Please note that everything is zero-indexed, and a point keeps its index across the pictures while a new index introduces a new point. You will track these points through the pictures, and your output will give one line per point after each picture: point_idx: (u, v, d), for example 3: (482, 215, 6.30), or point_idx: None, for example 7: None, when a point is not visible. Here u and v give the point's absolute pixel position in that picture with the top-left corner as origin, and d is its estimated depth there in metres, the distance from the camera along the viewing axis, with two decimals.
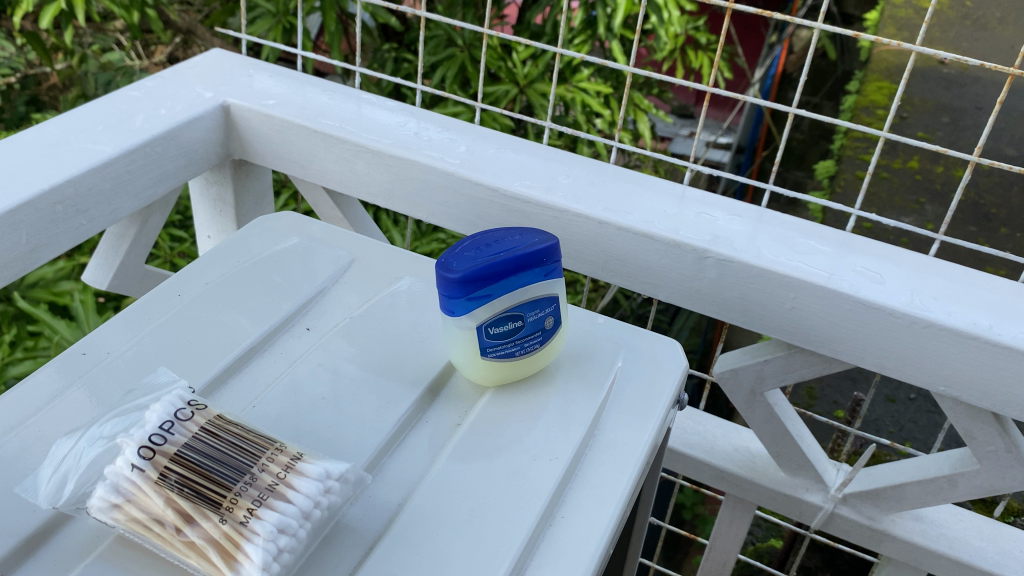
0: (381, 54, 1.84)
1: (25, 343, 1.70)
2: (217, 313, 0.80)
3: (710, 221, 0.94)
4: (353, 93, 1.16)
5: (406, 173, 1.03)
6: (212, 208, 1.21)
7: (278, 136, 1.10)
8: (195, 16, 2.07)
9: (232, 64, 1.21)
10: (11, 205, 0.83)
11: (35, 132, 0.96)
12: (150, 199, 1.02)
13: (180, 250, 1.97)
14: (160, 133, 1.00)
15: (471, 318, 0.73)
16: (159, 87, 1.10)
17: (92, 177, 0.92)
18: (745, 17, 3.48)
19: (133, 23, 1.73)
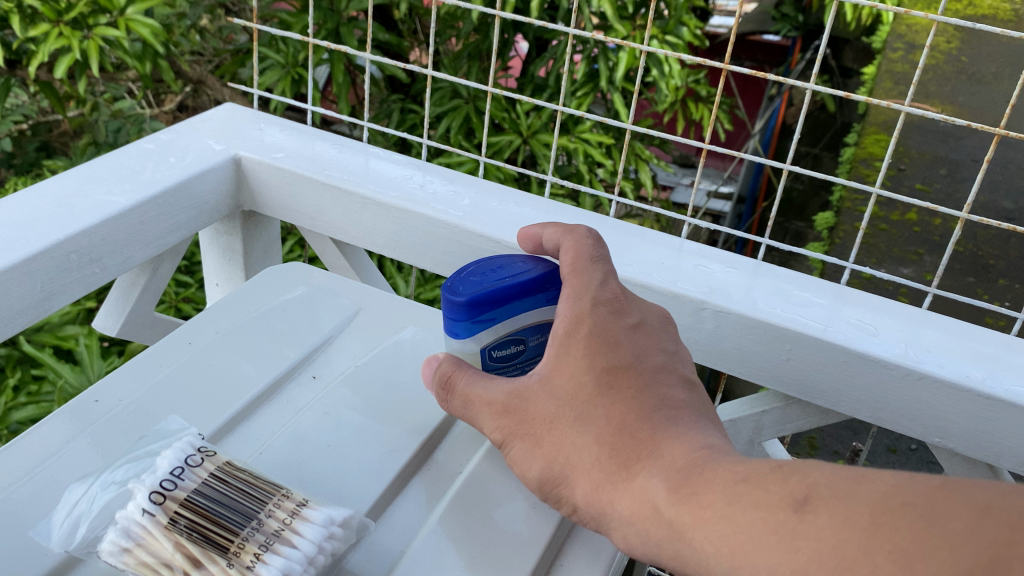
0: (388, 104, 1.87)
1: (29, 387, 1.70)
2: (224, 361, 0.80)
3: (708, 273, 0.95)
4: (359, 147, 1.19)
5: (411, 224, 1.05)
6: (219, 257, 1.21)
7: (287, 188, 1.12)
8: (206, 67, 2.12)
9: (243, 118, 1.23)
10: (28, 254, 0.84)
11: (51, 183, 0.97)
12: (161, 248, 1.03)
13: (184, 296, 1.98)
14: (174, 184, 1.02)
15: (474, 341, 0.73)
16: (172, 139, 1.12)
17: (106, 228, 0.93)
18: (746, 70, 3.54)
19: (145, 72, 1.78)
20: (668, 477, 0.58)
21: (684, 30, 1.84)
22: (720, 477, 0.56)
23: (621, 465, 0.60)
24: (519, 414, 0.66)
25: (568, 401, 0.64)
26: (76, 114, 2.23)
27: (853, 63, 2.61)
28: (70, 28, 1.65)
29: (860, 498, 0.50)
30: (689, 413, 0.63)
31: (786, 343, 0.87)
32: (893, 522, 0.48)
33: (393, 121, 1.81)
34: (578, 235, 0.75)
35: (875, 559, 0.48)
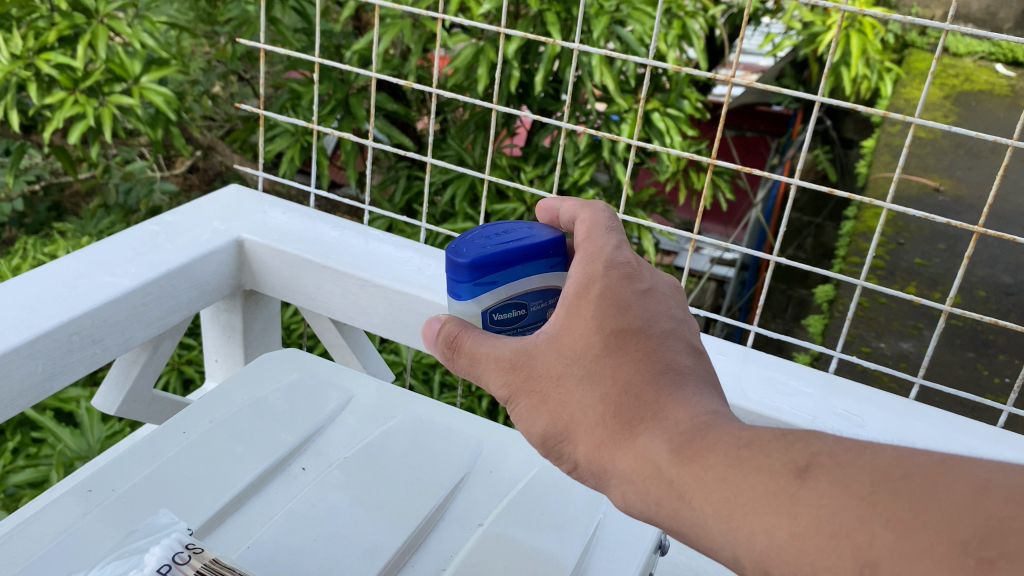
0: (395, 170, 1.90)
1: (29, 449, 1.68)
2: (216, 451, 0.80)
3: None
4: (360, 228, 1.20)
5: (407, 306, 1.05)
6: (220, 333, 1.21)
7: (287, 269, 1.13)
8: (217, 132, 2.16)
9: (247, 200, 1.25)
10: (31, 336, 0.85)
11: (57, 266, 0.99)
12: (162, 327, 1.04)
13: (188, 358, 1.98)
14: (176, 267, 1.03)
15: (476, 304, 0.67)
16: (177, 221, 1.14)
17: (108, 310, 0.94)
18: (746, 140, 3.60)
19: (157, 139, 1.82)
20: (671, 437, 0.51)
21: (685, 103, 1.88)
22: (723, 439, 0.49)
23: (623, 424, 0.53)
24: (522, 369, 0.59)
25: (572, 358, 0.57)
26: (89, 177, 2.26)
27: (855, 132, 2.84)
28: (86, 96, 1.69)
29: (862, 467, 0.43)
30: (701, 376, 0.55)
31: None
32: (893, 495, 0.41)
33: (400, 188, 1.84)
34: (598, 209, 0.67)
35: (873, 532, 0.41)
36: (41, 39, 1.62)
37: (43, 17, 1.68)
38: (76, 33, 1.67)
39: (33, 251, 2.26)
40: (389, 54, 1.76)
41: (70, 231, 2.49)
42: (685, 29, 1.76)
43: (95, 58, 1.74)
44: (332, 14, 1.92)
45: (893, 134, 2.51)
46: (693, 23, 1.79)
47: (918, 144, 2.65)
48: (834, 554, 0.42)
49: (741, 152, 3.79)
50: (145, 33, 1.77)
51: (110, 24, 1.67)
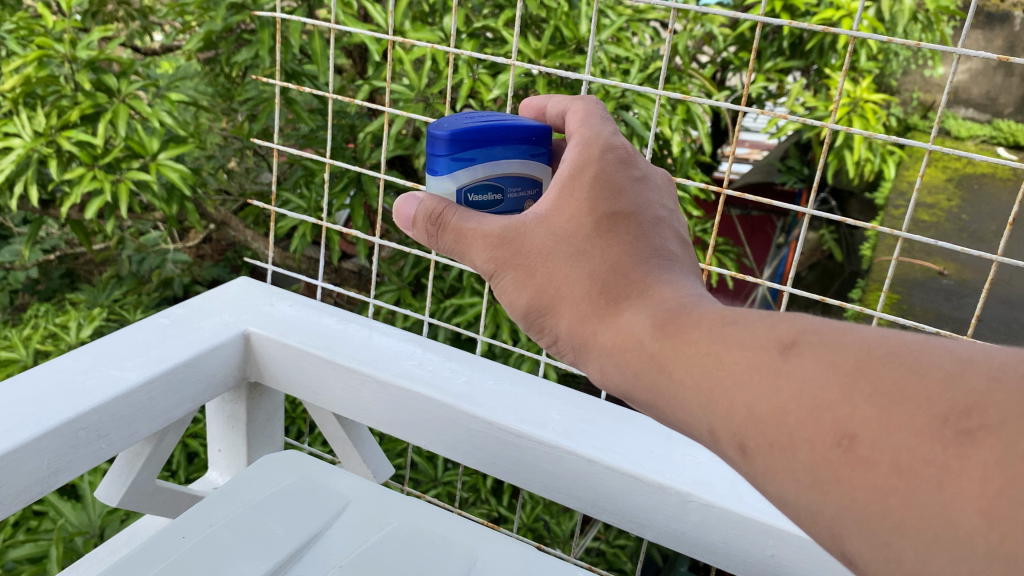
0: (405, 244, 1.93)
1: (29, 523, 1.67)
2: (210, 560, 0.78)
3: (695, 462, 0.96)
4: (364, 320, 1.20)
5: (407, 402, 1.05)
6: (224, 423, 1.20)
7: (291, 362, 1.13)
8: (231, 207, 2.21)
9: (255, 292, 1.26)
10: (38, 432, 0.86)
11: (67, 358, 1.00)
12: (167, 421, 1.03)
13: (193, 431, 1.97)
14: (182, 362, 1.03)
15: (452, 180, 0.69)
16: (187, 313, 1.15)
17: (115, 405, 0.94)
18: (752, 220, 3.65)
19: (173, 214, 1.85)
20: (655, 314, 0.52)
21: (690, 184, 1.90)
22: (709, 317, 0.50)
23: (608, 301, 0.54)
24: (511, 244, 0.60)
25: (561, 236, 0.58)
26: (105, 247, 2.30)
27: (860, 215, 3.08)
28: (105, 171, 1.71)
29: (846, 346, 0.42)
30: (685, 268, 0.56)
31: (771, 539, 0.89)
32: (874, 371, 0.40)
33: (409, 261, 1.87)
34: (588, 103, 0.70)
35: (855, 405, 0.40)
36: (64, 118, 1.67)
37: (67, 97, 1.73)
38: (98, 112, 1.72)
39: (44, 322, 2.28)
40: (401, 133, 1.81)
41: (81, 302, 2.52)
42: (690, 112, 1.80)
43: (115, 136, 1.78)
44: (348, 92, 1.97)
45: (897, 216, 2.56)
46: (698, 106, 1.84)
47: (920, 229, 2.67)
48: (813, 427, 0.41)
49: (746, 231, 3.83)
50: (164, 112, 1.82)
51: (131, 104, 1.72)
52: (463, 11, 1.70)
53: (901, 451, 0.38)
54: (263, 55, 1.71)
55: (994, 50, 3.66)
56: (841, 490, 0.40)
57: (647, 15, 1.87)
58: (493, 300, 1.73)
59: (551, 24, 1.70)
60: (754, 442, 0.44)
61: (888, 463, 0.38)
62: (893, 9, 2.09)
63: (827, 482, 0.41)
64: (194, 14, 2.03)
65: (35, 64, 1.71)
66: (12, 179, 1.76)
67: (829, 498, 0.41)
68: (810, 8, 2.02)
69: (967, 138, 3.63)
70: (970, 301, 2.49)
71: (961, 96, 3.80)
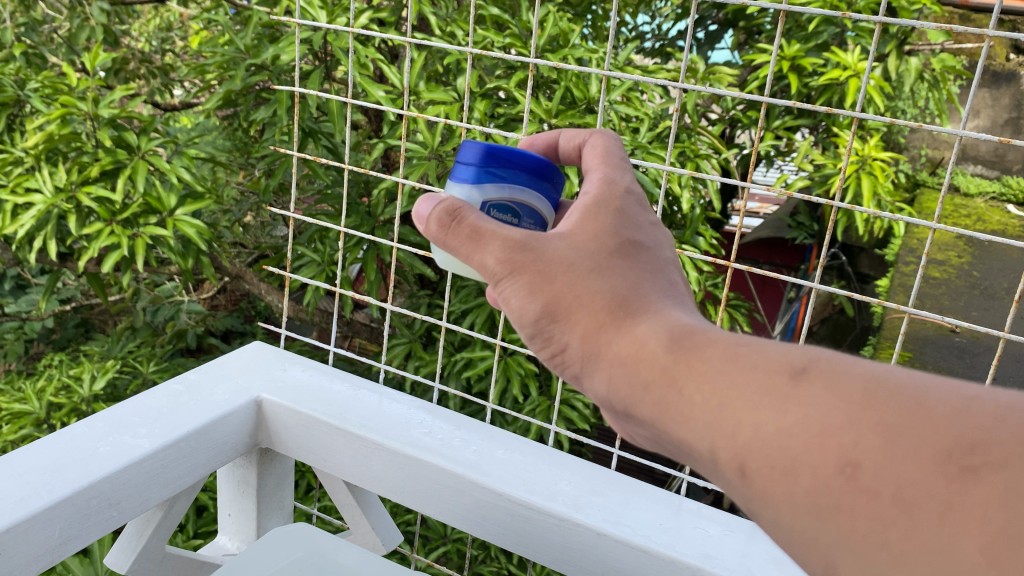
0: (417, 298, 1.94)
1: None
2: None
3: (705, 536, 0.96)
4: (375, 387, 1.21)
5: (415, 471, 1.04)
6: (233, 488, 1.19)
7: (302, 429, 1.13)
8: (246, 261, 2.24)
9: (269, 358, 1.27)
10: (50, 501, 0.86)
11: (82, 425, 1.00)
12: (178, 489, 1.03)
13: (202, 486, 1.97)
14: (195, 429, 1.03)
15: (479, 192, 0.73)
16: (200, 380, 1.15)
17: (127, 473, 0.94)
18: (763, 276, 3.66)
19: (189, 268, 1.87)
20: (672, 332, 0.53)
21: (700, 239, 1.90)
22: (723, 340, 0.51)
23: (625, 318, 0.56)
24: (530, 250, 0.60)
25: (583, 254, 0.59)
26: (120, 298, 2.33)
27: (870, 270, 3.14)
28: (122, 227, 1.72)
29: (858, 376, 0.43)
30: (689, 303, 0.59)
31: None
32: (883, 404, 0.41)
33: (419, 314, 1.88)
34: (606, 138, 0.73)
35: (861, 435, 0.40)
36: (84, 174, 1.69)
37: (87, 153, 1.76)
38: (118, 168, 1.75)
39: (57, 374, 2.29)
40: (415, 190, 1.83)
41: (93, 354, 2.53)
42: (699, 169, 1.83)
43: (133, 192, 1.81)
44: (363, 149, 2.00)
45: (908, 273, 2.56)
46: (708, 162, 1.86)
47: (931, 286, 2.67)
48: (818, 450, 0.41)
49: (758, 287, 3.84)
50: (183, 168, 1.85)
51: (150, 161, 1.75)
52: (476, 71, 1.74)
53: (905, 482, 0.38)
54: (282, 112, 1.75)
55: (1001, 109, 3.70)
56: (842, 520, 0.40)
57: (655, 74, 1.91)
58: (504, 355, 1.73)
59: (562, 83, 1.73)
60: (754, 464, 0.44)
61: (891, 494, 0.39)
62: (899, 68, 2.12)
63: (825, 510, 0.41)
64: (214, 73, 2.08)
65: (58, 121, 1.75)
66: (32, 233, 1.79)
67: (829, 530, 0.41)
68: (817, 68, 2.06)
69: (976, 195, 3.64)
70: (982, 359, 2.48)
71: (970, 152, 3.82)
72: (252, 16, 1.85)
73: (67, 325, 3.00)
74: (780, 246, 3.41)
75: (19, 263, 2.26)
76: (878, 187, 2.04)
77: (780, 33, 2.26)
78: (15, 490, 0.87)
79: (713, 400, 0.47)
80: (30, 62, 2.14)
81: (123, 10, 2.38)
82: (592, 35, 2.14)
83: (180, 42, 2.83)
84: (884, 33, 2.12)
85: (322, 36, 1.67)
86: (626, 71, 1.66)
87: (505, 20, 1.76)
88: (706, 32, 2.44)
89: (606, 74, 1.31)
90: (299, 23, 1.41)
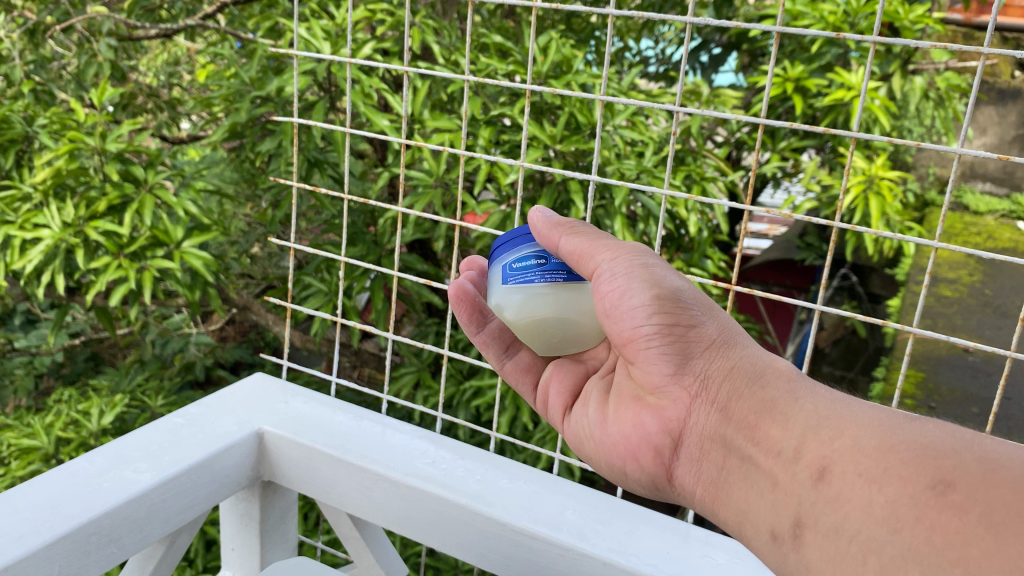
0: (425, 326, 1.94)
1: None
2: None
3: (713, 564, 0.94)
4: (377, 417, 1.20)
5: (419, 503, 1.03)
6: (237, 523, 1.17)
7: (304, 460, 1.12)
8: (253, 292, 2.24)
9: (271, 389, 1.26)
10: (50, 539, 0.85)
11: (83, 461, 0.99)
12: (180, 523, 1.02)
13: (211, 519, 1.95)
14: (197, 462, 1.03)
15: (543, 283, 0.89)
16: (201, 413, 1.15)
17: (128, 508, 0.93)
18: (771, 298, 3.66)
19: (197, 300, 1.86)
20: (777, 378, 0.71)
21: (708, 263, 1.88)
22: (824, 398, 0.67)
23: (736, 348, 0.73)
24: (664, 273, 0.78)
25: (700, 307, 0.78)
26: (127, 332, 2.32)
27: (881, 290, 3.19)
28: (129, 260, 1.72)
29: (955, 435, 0.56)
30: None
31: None
32: (962, 458, 0.54)
33: (427, 343, 1.88)
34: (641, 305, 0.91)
35: (957, 467, 0.53)
36: (92, 209, 1.70)
37: (94, 188, 1.76)
38: (125, 203, 1.75)
39: (66, 409, 2.28)
40: (421, 218, 1.83)
41: (103, 387, 2.52)
42: (705, 192, 1.82)
43: (141, 225, 1.81)
44: (369, 178, 2.01)
45: (917, 291, 2.55)
46: (714, 185, 1.86)
47: (942, 305, 2.66)
48: (924, 471, 0.54)
49: (768, 308, 3.85)
50: (190, 202, 1.85)
51: (158, 194, 1.75)
52: (480, 98, 1.74)
53: (996, 507, 0.50)
54: (288, 143, 1.75)
55: (1008, 127, 3.69)
56: (915, 529, 0.53)
57: (660, 99, 1.91)
58: (513, 384, 1.72)
59: (566, 109, 1.72)
60: (842, 468, 0.59)
61: (979, 515, 0.50)
62: (904, 88, 2.12)
63: (904, 518, 0.54)
64: (219, 106, 2.09)
65: (65, 156, 1.75)
66: (41, 268, 1.79)
67: (899, 535, 0.53)
68: (822, 88, 2.06)
69: (985, 213, 3.62)
70: (995, 380, 2.47)
71: (978, 170, 3.84)
72: (256, 49, 1.86)
73: (77, 359, 3.00)
74: (789, 266, 3.41)
75: (28, 299, 2.26)
76: (886, 206, 2.03)
77: (784, 55, 2.26)
78: (15, 528, 0.86)
79: (817, 418, 0.64)
80: (38, 98, 2.15)
81: (130, 46, 2.41)
82: (596, 59, 2.15)
83: (187, 76, 2.84)
84: (887, 53, 2.12)
85: (326, 67, 1.67)
86: (631, 97, 1.66)
87: (508, 47, 1.77)
88: (710, 56, 2.45)
89: (605, 100, 1.29)
90: (300, 54, 1.41)
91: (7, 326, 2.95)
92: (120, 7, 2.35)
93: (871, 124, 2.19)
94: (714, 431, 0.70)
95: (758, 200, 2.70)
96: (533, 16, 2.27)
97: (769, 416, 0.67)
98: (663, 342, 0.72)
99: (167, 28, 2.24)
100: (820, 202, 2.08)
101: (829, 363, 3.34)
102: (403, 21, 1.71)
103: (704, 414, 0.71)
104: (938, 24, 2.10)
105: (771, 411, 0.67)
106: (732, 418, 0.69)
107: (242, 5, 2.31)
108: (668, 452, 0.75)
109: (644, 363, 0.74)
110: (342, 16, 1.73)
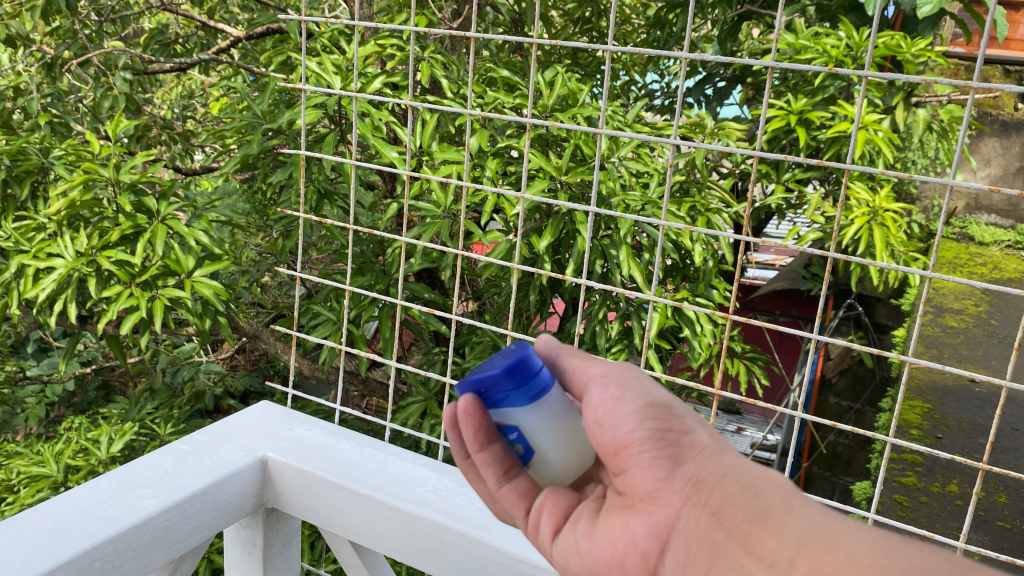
0: (431, 355, 1.95)
1: None
2: None
3: None
4: (379, 446, 1.20)
5: (420, 531, 1.04)
6: (240, 552, 1.17)
7: (307, 488, 1.13)
8: (261, 321, 2.26)
9: (275, 417, 1.27)
10: (53, 565, 0.85)
11: (89, 488, 1.00)
12: (183, 550, 1.02)
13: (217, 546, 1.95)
14: (199, 489, 1.03)
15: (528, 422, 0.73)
16: (207, 440, 1.15)
17: (130, 536, 0.93)
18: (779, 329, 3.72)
19: (205, 329, 1.88)
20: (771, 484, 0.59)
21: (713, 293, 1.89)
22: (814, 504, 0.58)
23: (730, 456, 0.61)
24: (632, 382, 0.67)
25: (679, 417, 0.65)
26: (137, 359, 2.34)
27: (888, 320, 3.23)
28: (140, 289, 1.72)
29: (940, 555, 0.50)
30: None
31: None
32: None
33: (435, 371, 1.89)
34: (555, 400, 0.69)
35: None
36: (105, 239, 1.72)
37: (108, 219, 1.79)
38: (137, 233, 1.77)
39: (76, 437, 2.29)
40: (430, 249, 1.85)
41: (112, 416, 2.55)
42: (709, 223, 1.84)
43: (153, 255, 1.83)
44: (378, 209, 2.03)
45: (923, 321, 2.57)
46: (719, 217, 1.88)
47: (947, 336, 2.66)
48: None
49: (774, 339, 3.91)
50: (201, 232, 1.86)
51: (170, 224, 1.77)
52: (488, 131, 1.77)
53: None
54: (298, 176, 1.79)
55: (1011, 159, 3.72)
56: None
57: (664, 132, 1.93)
58: None
59: (572, 142, 1.74)
60: None
61: None
62: (906, 120, 2.14)
63: None
64: (231, 137, 2.12)
65: (80, 187, 1.77)
66: (53, 297, 1.81)
67: None
68: (824, 121, 2.09)
69: (991, 244, 3.63)
70: (1002, 414, 2.45)
71: (983, 202, 3.85)
72: (268, 82, 1.87)
73: (88, 387, 3.02)
74: (795, 296, 3.43)
75: (40, 327, 2.29)
76: (889, 238, 2.05)
77: (787, 88, 2.29)
78: (21, 554, 0.87)
79: (811, 530, 0.54)
80: (55, 130, 2.18)
81: (146, 80, 2.44)
82: (601, 92, 2.18)
83: (201, 109, 2.88)
84: (890, 87, 2.15)
85: (336, 101, 1.70)
86: (636, 130, 1.69)
87: (515, 81, 1.79)
88: (714, 89, 2.47)
89: (609, 130, 1.26)
90: (310, 87, 1.40)
91: (20, 353, 2.98)
92: (137, 43, 2.42)
93: (874, 155, 2.22)
94: (701, 541, 0.56)
95: (764, 231, 2.72)
96: (540, 51, 2.31)
97: (762, 523, 0.55)
98: (654, 448, 0.58)
99: (182, 63, 2.30)
100: (824, 233, 2.09)
101: (836, 393, 3.46)
102: (413, 57, 1.75)
103: (694, 522, 0.57)
104: (941, 58, 2.13)
105: (768, 519, 0.55)
106: (723, 523, 0.56)
107: (255, 39, 2.35)
108: (654, 557, 0.59)
109: (630, 472, 0.59)
110: (353, 51, 1.76)
